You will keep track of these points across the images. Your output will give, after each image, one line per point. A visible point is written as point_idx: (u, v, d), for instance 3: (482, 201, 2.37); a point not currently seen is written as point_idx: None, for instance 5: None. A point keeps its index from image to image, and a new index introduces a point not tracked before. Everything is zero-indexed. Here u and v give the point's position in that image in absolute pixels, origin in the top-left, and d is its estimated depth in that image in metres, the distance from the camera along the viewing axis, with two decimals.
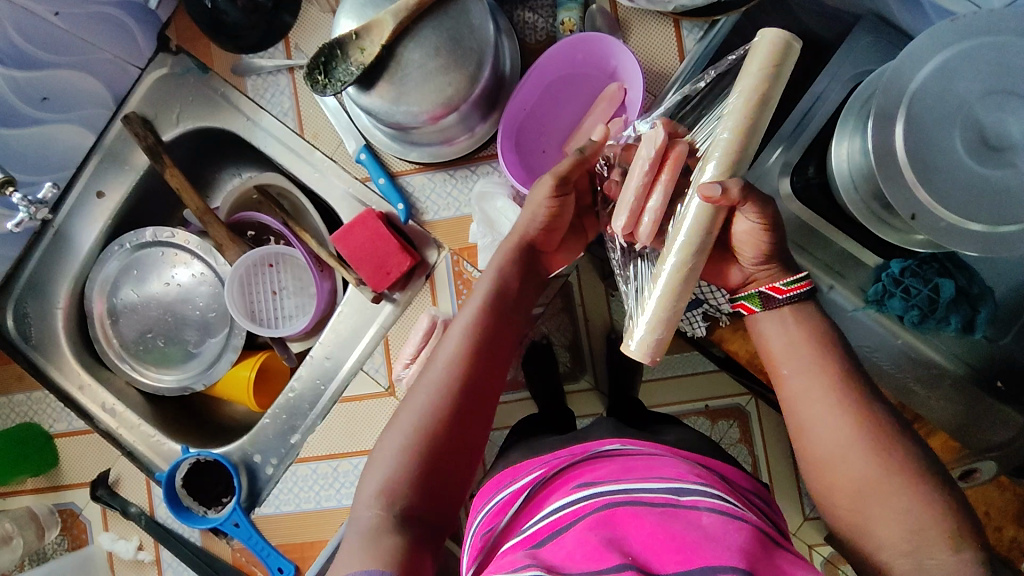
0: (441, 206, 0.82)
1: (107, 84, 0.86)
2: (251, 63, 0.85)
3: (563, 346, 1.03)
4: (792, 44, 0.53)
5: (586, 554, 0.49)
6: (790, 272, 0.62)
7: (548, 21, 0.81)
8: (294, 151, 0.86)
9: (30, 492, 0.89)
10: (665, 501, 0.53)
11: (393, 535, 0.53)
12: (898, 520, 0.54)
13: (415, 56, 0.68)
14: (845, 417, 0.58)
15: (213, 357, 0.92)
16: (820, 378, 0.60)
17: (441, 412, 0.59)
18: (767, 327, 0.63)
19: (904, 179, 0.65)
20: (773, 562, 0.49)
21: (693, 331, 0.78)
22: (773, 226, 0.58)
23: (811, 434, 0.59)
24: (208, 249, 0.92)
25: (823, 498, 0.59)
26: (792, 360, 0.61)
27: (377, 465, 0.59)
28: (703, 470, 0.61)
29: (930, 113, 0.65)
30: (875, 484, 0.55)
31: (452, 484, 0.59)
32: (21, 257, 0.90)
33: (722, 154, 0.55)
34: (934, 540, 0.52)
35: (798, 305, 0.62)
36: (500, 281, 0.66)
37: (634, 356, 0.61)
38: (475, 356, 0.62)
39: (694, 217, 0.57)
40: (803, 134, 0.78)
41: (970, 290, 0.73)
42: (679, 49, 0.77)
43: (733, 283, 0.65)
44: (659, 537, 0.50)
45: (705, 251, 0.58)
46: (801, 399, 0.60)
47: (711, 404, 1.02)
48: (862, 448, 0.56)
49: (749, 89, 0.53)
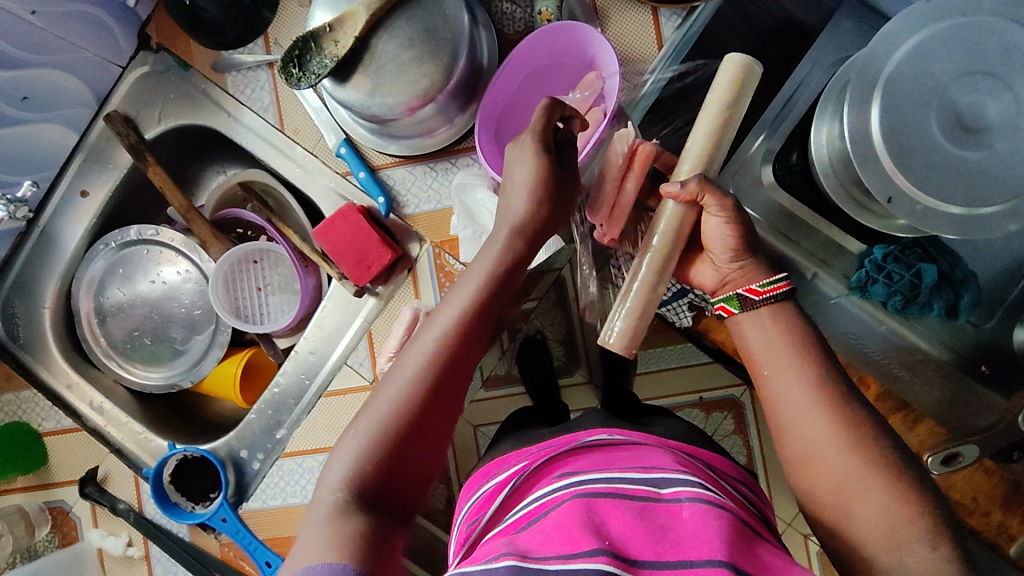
0: (422, 199, 0.82)
1: (88, 83, 0.87)
2: (231, 59, 0.85)
3: (557, 341, 1.01)
4: (754, 67, 0.61)
5: (563, 538, 0.49)
6: (767, 273, 0.62)
7: (526, 11, 0.81)
8: (275, 146, 0.86)
9: (21, 491, 0.90)
10: (647, 493, 0.53)
11: (351, 520, 0.53)
12: (881, 516, 0.53)
13: (389, 47, 0.69)
14: (823, 409, 0.57)
15: (200, 354, 0.93)
16: (798, 375, 0.59)
17: (413, 401, 0.58)
18: (746, 324, 0.63)
19: (881, 163, 0.65)
20: (753, 553, 0.48)
21: (680, 321, 0.79)
22: (739, 221, 0.60)
23: (789, 424, 0.59)
24: (192, 246, 0.92)
25: (807, 497, 0.58)
26: (771, 355, 0.61)
27: (343, 451, 0.58)
28: (687, 459, 0.61)
29: (906, 95, 0.64)
30: (855, 476, 0.55)
31: (417, 472, 0.59)
32: (7, 257, 0.91)
33: (693, 160, 0.62)
34: (910, 538, 0.52)
35: (776, 306, 0.62)
36: (498, 275, 0.62)
37: (612, 347, 0.64)
38: (457, 346, 0.60)
39: (668, 215, 0.63)
40: (785, 121, 0.78)
41: (952, 275, 0.73)
42: (658, 38, 0.77)
43: (710, 286, 0.67)
44: (636, 526, 0.50)
45: (678, 242, 0.63)
46: (782, 399, 0.60)
47: (706, 396, 1.00)
48: (841, 439, 0.56)
49: (718, 105, 0.61)
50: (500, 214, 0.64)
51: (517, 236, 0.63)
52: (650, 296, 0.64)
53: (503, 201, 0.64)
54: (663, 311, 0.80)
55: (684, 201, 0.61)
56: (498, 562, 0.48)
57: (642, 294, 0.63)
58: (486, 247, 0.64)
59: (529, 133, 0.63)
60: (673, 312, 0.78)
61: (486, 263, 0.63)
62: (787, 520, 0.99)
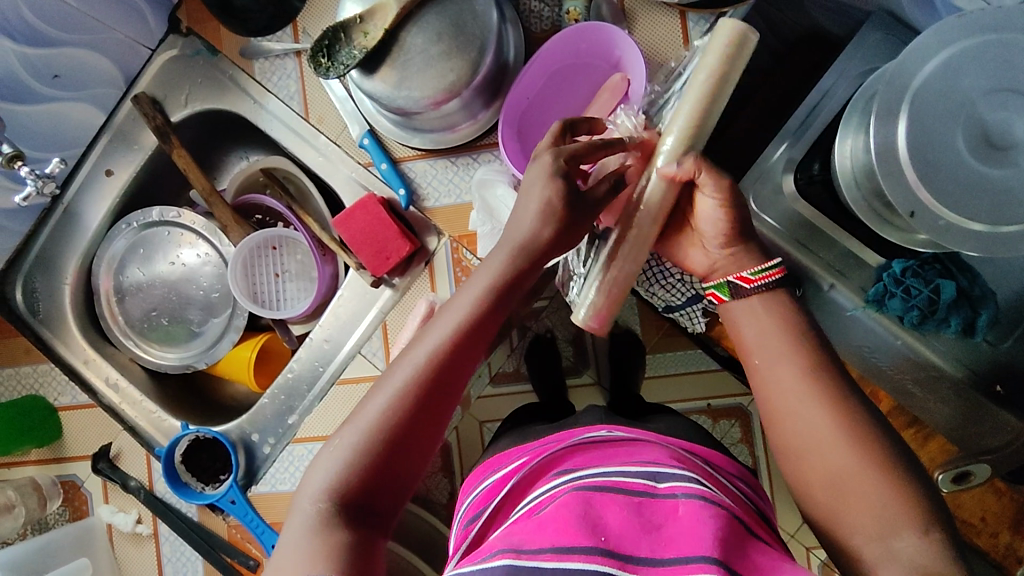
0: (442, 193, 0.82)
1: (118, 64, 0.88)
2: (260, 46, 0.85)
3: (567, 341, 1.02)
4: (747, 35, 0.57)
5: (558, 527, 0.51)
6: (759, 260, 0.62)
7: (553, 10, 0.80)
8: (299, 134, 0.87)
9: (35, 462, 0.92)
10: (644, 488, 0.55)
11: (335, 532, 0.54)
12: (866, 513, 0.53)
13: (418, 41, 0.71)
14: (812, 399, 0.58)
15: (216, 337, 0.93)
16: (789, 365, 0.60)
17: (398, 415, 0.59)
18: (738, 312, 0.64)
19: (904, 174, 0.64)
20: (744, 553, 0.50)
21: (694, 326, 0.87)
22: (733, 203, 0.59)
23: (779, 415, 0.60)
24: (214, 230, 0.92)
25: (800, 489, 0.59)
26: (762, 345, 0.62)
27: (327, 458, 0.59)
28: (683, 454, 0.62)
29: (934, 109, 0.64)
30: (847, 470, 0.55)
31: (402, 481, 0.60)
32: (31, 232, 0.93)
33: (681, 128, 0.58)
34: (902, 526, 0.52)
35: (767, 293, 0.62)
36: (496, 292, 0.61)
37: (582, 323, 0.66)
38: (446, 362, 0.60)
39: (650, 192, 0.60)
40: (809, 131, 0.78)
41: (971, 292, 0.73)
42: (685, 40, 0.77)
43: (701, 271, 0.66)
44: (631, 522, 0.52)
45: (657, 224, 0.61)
46: (773, 388, 0.61)
47: (713, 404, 1.01)
48: (833, 430, 0.57)
49: (708, 75, 0.57)
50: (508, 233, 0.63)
51: (522, 260, 0.61)
52: (622, 275, 0.63)
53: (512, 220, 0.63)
54: (677, 315, 0.88)
55: (677, 179, 0.59)
56: (494, 561, 0.49)
57: (611, 275, 0.63)
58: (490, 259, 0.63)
59: (552, 151, 0.61)
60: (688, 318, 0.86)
61: (483, 284, 0.61)
62: (790, 532, 0.98)
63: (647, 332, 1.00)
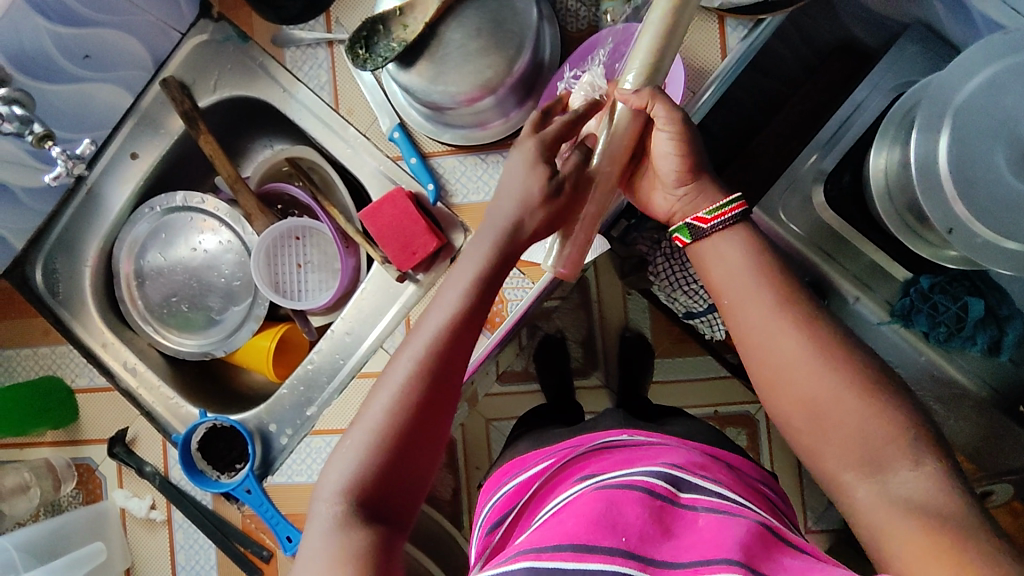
0: (470, 190, 0.81)
1: (147, 46, 0.87)
2: (291, 34, 0.85)
3: (578, 343, 1.14)
4: None
5: (579, 523, 0.50)
6: (714, 200, 0.63)
7: (590, 9, 0.79)
8: (328, 126, 0.86)
9: (49, 445, 0.91)
10: (665, 493, 0.55)
11: (355, 532, 0.55)
12: (852, 439, 0.55)
13: (456, 36, 0.70)
14: (783, 328, 0.59)
15: (235, 325, 0.93)
16: (759, 301, 0.60)
17: (402, 410, 0.60)
18: (706, 251, 0.64)
19: (943, 189, 0.63)
20: (772, 558, 0.49)
21: (713, 333, 0.94)
22: (684, 135, 0.61)
23: (752, 349, 0.61)
24: (237, 217, 0.92)
25: (786, 430, 0.60)
26: (728, 281, 0.62)
27: (338, 461, 0.60)
28: (710, 460, 0.62)
29: (975, 125, 0.63)
30: (831, 402, 0.56)
31: (416, 477, 0.61)
32: (54, 212, 0.92)
33: (640, 65, 0.61)
34: (893, 458, 0.53)
35: (732, 226, 0.63)
36: (485, 275, 0.64)
37: (551, 269, 0.66)
38: (443, 351, 0.62)
39: (616, 123, 0.63)
40: (841, 141, 0.77)
41: (999, 311, 0.73)
42: (722, 46, 0.74)
43: (665, 216, 0.68)
44: (650, 526, 0.51)
45: (619, 161, 0.64)
46: (749, 327, 0.61)
47: (721, 409, 1.15)
48: (809, 356, 0.57)
49: (661, 9, 0.60)
50: (494, 217, 0.66)
51: (508, 241, 0.65)
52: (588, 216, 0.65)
53: (494, 206, 0.67)
54: (698, 321, 0.94)
55: (635, 109, 0.61)
56: (515, 563, 0.49)
57: (579, 209, 0.66)
58: (474, 245, 0.66)
59: (536, 138, 0.65)
60: (707, 325, 0.94)
61: (469, 277, 0.64)
62: None
63: (658, 337, 1.15)
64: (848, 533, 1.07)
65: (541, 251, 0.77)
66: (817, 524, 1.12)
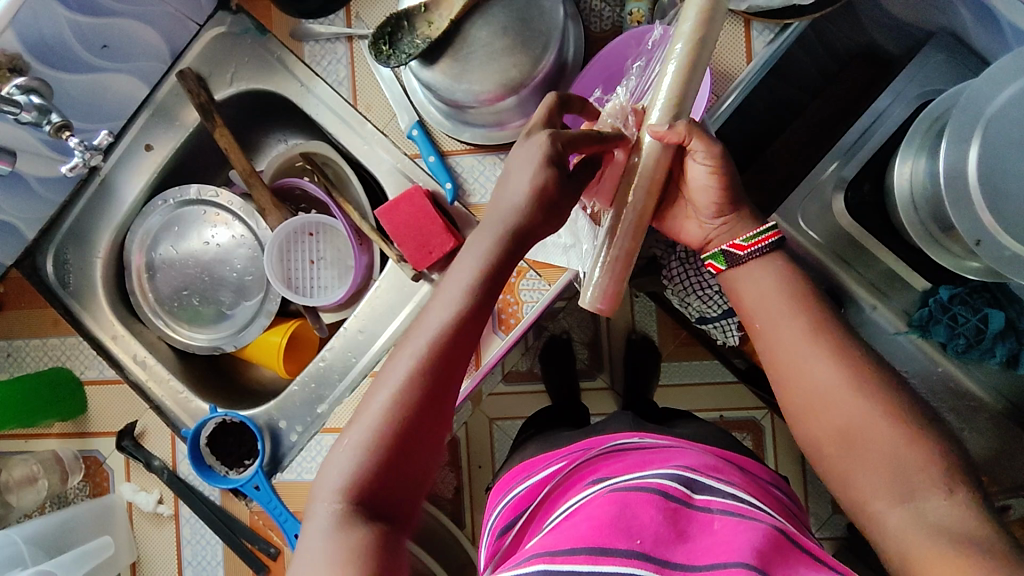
0: (489, 189, 0.80)
1: (165, 38, 0.86)
2: (310, 29, 0.83)
3: (583, 345, 1.15)
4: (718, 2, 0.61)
5: (593, 526, 0.50)
6: (752, 227, 0.66)
7: (615, 10, 0.78)
8: (346, 122, 0.85)
9: (56, 437, 0.91)
10: (679, 495, 0.53)
11: (356, 533, 0.54)
12: (884, 463, 0.56)
13: (483, 34, 0.69)
14: (819, 354, 0.61)
15: (246, 321, 0.92)
16: (792, 325, 0.63)
17: (401, 407, 0.59)
18: (739, 280, 0.67)
19: (972, 201, 0.63)
20: (787, 565, 0.47)
21: (729, 339, 0.90)
22: (722, 168, 0.63)
23: (788, 377, 0.63)
24: (250, 212, 0.91)
25: (813, 449, 0.62)
26: (762, 306, 0.65)
27: (336, 459, 0.59)
28: (723, 463, 0.61)
29: (1005, 137, 0.63)
30: (861, 424, 0.58)
31: (416, 477, 0.59)
32: (65, 202, 0.91)
33: (666, 99, 0.61)
34: (925, 485, 0.54)
35: (766, 257, 0.66)
36: (487, 269, 0.62)
37: (590, 306, 0.66)
38: (443, 347, 0.61)
39: (646, 156, 0.62)
40: (862, 150, 0.76)
41: (1018, 324, 0.72)
42: (747, 50, 0.74)
43: (698, 242, 0.70)
44: (664, 528, 0.50)
45: (651, 190, 0.63)
46: (781, 349, 0.64)
47: (726, 415, 1.14)
48: (838, 379, 0.60)
49: (687, 44, 0.60)
50: (498, 210, 0.63)
51: (513, 236, 0.62)
52: (624, 250, 0.64)
53: (496, 197, 0.65)
54: (711, 326, 0.91)
55: (669, 142, 0.61)
56: (528, 566, 0.48)
57: (612, 245, 0.64)
58: (477, 239, 0.64)
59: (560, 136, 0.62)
60: (724, 329, 0.89)
61: (466, 274, 0.62)
62: None
63: (665, 339, 1.14)
64: (853, 542, 1.07)
65: (559, 253, 0.76)
66: (823, 532, 1.12)
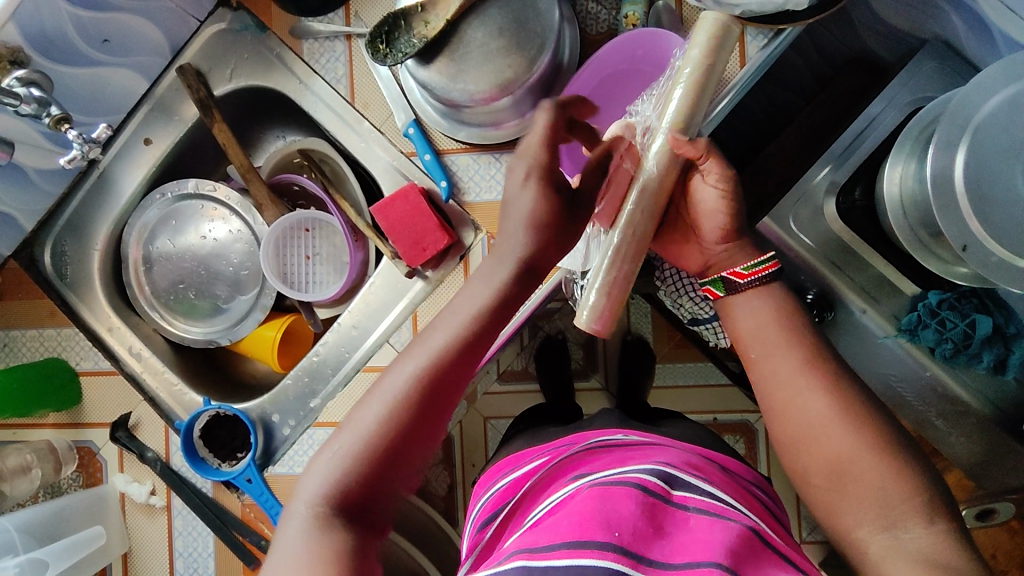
0: (483, 188, 0.81)
1: (165, 34, 0.87)
2: (309, 27, 0.84)
3: (579, 346, 1.16)
4: (732, 25, 0.58)
5: (574, 522, 0.50)
6: (752, 256, 0.67)
7: (611, 13, 0.79)
8: (343, 119, 0.86)
9: (51, 426, 0.92)
10: (658, 491, 0.54)
11: (336, 539, 0.55)
12: (870, 500, 0.58)
13: (478, 35, 0.71)
14: (812, 388, 0.63)
15: (241, 315, 0.93)
16: (784, 360, 0.65)
17: (394, 420, 0.60)
18: (735, 307, 0.68)
19: (959, 208, 0.64)
20: (758, 566, 0.48)
21: (717, 341, 0.92)
22: (732, 193, 0.63)
23: (781, 411, 0.64)
24: (248, 207, 0.92)
25: (801, 477, 0.63)
26: (758, 337, 0.67)
27: (322, 461, 0.60)
28: (703, 460, 0.62)
29: (993, 144, 0.64)
30: (848, 463, 0.59)
31: (398, 486, 0.61)
32: (64, 194, 0.92)
33: (676, 108, 0.59)
34: (906, 515, 0.56)
35: (762, 287, 0.67)
36: (498, 295, 0.64)
37: (585, 326, 0.63)
38: (443, 366, 0.62)
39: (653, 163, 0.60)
40: (853, 156, 0.76)
41: (1005, 330, 0.73)
42: (741, 55, 0.76)
43: (699, 268, 0.72)
44: (642, 522, 0.51)
45: (654, 205, 0.60)
46: (771, 382, 0.65)
47: (720, 418, 1.15)
48: (831, 416, 0.61)
49: (696, 66, 0.58)
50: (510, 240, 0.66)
51: (522, 272, 0.65)
52: (624, 271, 0.61)
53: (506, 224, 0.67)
54: (703, 328, 0.92)
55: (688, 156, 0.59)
56: (508, 563, 0.49)
57: (613, 268, 0.61)
58: (496, 263, 0.66)
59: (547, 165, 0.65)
60: (712, 333, 0.92)
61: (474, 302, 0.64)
62: None
63: (659, 342, 1.15)
64: None
65: None
66: (812, 535, 1.13)
